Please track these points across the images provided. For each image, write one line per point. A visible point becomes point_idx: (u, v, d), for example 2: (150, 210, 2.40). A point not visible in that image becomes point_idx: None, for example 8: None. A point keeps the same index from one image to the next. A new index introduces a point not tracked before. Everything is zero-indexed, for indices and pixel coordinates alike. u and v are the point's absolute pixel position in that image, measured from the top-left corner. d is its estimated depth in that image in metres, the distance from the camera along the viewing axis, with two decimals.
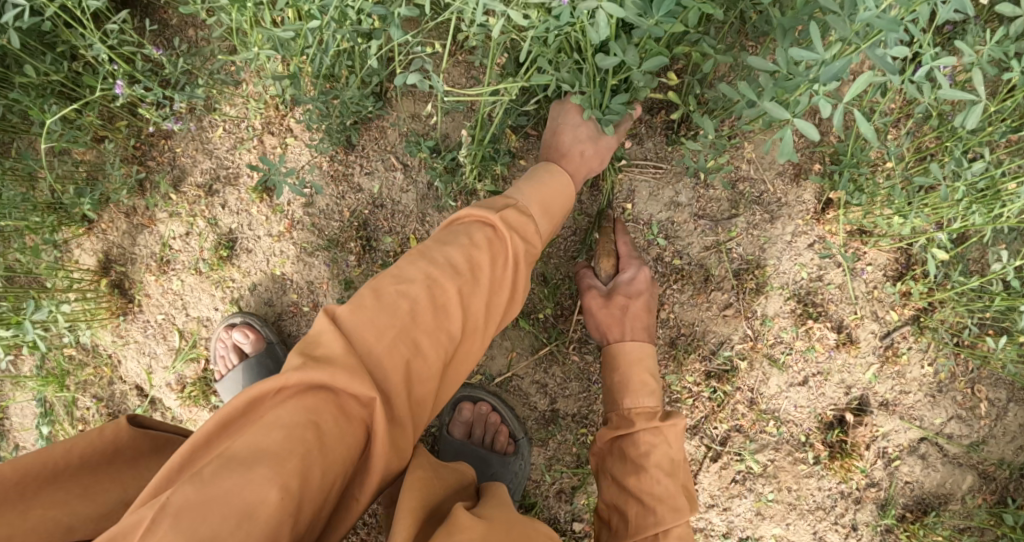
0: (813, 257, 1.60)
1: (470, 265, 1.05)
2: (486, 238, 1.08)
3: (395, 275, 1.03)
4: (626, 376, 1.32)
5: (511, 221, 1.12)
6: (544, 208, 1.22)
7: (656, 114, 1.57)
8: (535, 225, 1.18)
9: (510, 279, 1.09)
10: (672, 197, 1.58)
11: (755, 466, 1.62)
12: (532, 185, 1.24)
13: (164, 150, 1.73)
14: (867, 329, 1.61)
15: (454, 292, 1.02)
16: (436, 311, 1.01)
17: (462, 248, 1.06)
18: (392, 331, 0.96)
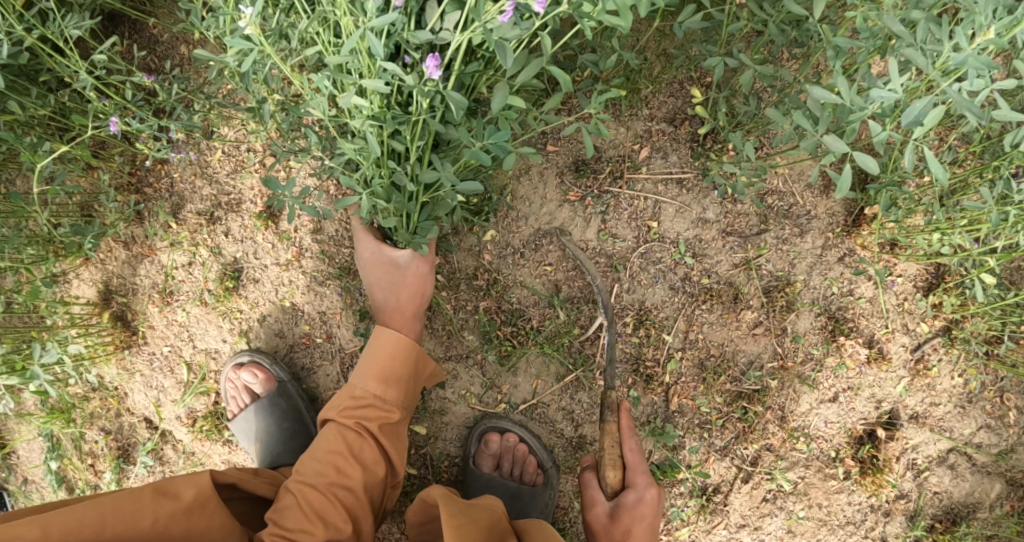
0: (844, 271, 1.55)
1: (332, 464, 1.24)
2: (340, 436, 1.27)
3: (283, 498, 1.24)
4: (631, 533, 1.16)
5: (349, 410, 1.29)
6: (384, 377, 1.31)
7: (680, 125, 1.52)
8: (381, 402, 1.30)
9: (373, 454, 1.27)
10: (699, 214, 1.51)
11: (786, 484, 1.59)
12: (368, 359, 1.33)
13: (162, 176, 1.67)
14: (898, 342, 1.58)
15: (324, 488, 1.22)
16: (319, 510, 1.20)
17: (316, 457, 1.25)
18: (299, 533, 1.17)
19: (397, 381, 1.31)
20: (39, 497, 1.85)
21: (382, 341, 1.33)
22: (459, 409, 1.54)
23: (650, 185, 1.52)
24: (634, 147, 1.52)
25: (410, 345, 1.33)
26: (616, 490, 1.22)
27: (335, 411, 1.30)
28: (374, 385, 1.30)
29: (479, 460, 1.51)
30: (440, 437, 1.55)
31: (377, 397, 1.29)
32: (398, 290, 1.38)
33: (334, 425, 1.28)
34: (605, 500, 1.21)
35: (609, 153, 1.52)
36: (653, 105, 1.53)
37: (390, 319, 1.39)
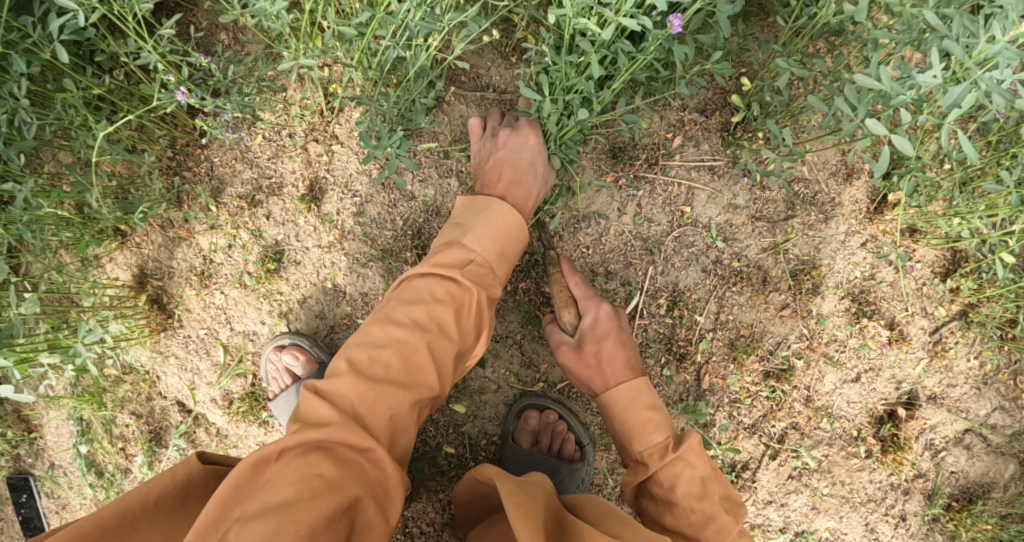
0: (866, 256, 1.62)
1: (433, 319, 1.19)
2: (447, 293, 1.23)
3: (366, 337, 1.18)
4: (601, 356, 1.35)
5: (468, 271, 1.26)
6: (500, 252, 1.32)
7: (710, 115, 1.60)
8: (490, 274, 1.31)
9: (475, 323, 1.24)
10: (730, 199, 1.58)
11: (811, 462, 1.65)
12: (482, 226, 1.33)
13: (202, 160, 1.70)
14: (917, 325, 1.65)
15: (423, 346, 1.16)
16: (410, 366, 1.16)
17: (424, 306, 1.20)
18: (386, 384, 1.12)
19: (504, 256, 1.34)
20: (67, 481, 1.85)
21: (498, 213, 1.36)
22: (499, 387, 1.58)
23: (684, 172, 1.58)
24: (668, 135, 1.59)
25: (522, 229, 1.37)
26: (584, 327, 1.40)
27: (446, 263, 1.26)
28: (483, 248, 1.30)
29: (518, 436, 1.55)
30: (480, 414, 1.59)
31: (495, 267, 1.29)
32: (515, 175, 1.43)
33: (438, 276, 1.24)
34: (568, 340, 1.41)
35: (644, 140, 1.58)
36: (685, 96, 1.60)
37: (507, 185, 1.43)
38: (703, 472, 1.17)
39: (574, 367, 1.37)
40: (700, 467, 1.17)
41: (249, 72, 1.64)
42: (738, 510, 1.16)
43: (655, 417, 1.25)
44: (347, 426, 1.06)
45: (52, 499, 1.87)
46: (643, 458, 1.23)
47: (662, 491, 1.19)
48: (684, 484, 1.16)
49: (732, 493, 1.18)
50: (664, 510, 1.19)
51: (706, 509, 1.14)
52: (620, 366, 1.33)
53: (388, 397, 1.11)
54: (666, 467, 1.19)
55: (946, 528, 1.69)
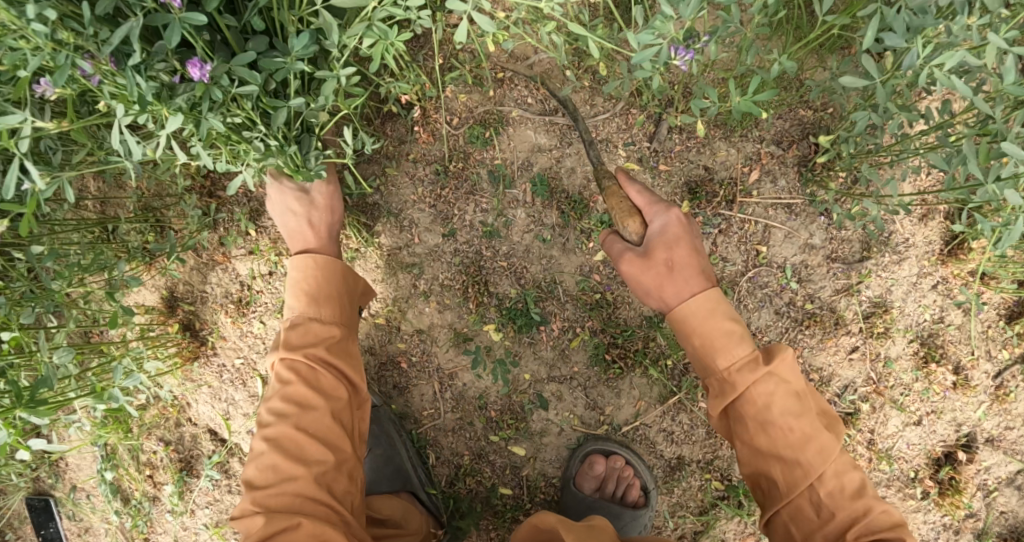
0: (936, 299, 1.58)
1: (292, 399, 1.20)
2: (291, 372, 1.21)
3: (249, 462, 1.19)
4: (674, 266, 1.20)
5: (296, 339, 1.24)
6: (311, 298, 1.28)
7: (788, 148, 1.51)
8: (323, 319, 1.27)
9: (334, 377, 1.23)
10: (806, 239, 1.52)
11: None
12: (293, 290, 1.30)
13: (238, 179, 1.59)
14: (981, 369, 1.63)
15: (294, 430, 1.18)
16: (297, 452, 1.17)
17: (278, 396, 1.20)
18: (278, 487, 1.14)
19: (335, 299, 1.30)
20: (90, 505, 1.75)
21: (300, 271, 1.31)
22: (561, 429, 1.52)
23: (761, 209, 1.51)
24: (745, 169, 1.50)
25: (334, 263, 1.32)
26: (652, 233, 1.23)
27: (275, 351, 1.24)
28: (308, 309, 1.27)
29: (583, 481, 1.49)
30: (542, 458, 1.53)
31: (311, 318, 1.26)
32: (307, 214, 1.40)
33: (277, 361, 1.22)
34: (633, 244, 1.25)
35: (720, 174, 1.50)
36: (763, 127, 1.50)
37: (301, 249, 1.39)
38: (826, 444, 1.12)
39: (642, 273, 1.22)
40: (792, 381, 1.15)
41: None
42: (835, 427, 1.16)
43: (732, 329, 1.17)
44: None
45: (74, 522, 1.77)
46: (726, 376, 1.16)
47: (753, 410, 1.14)
48: (779, 402, 1.12)
49: (828, 407, 1.18)
50: (756, 431, 1.13)
51: (801, 425, 1.12)
52: (700, 272, 1.21)
53: (291, 487, 1.14)
54: (758, 385, 1.13)
55: None
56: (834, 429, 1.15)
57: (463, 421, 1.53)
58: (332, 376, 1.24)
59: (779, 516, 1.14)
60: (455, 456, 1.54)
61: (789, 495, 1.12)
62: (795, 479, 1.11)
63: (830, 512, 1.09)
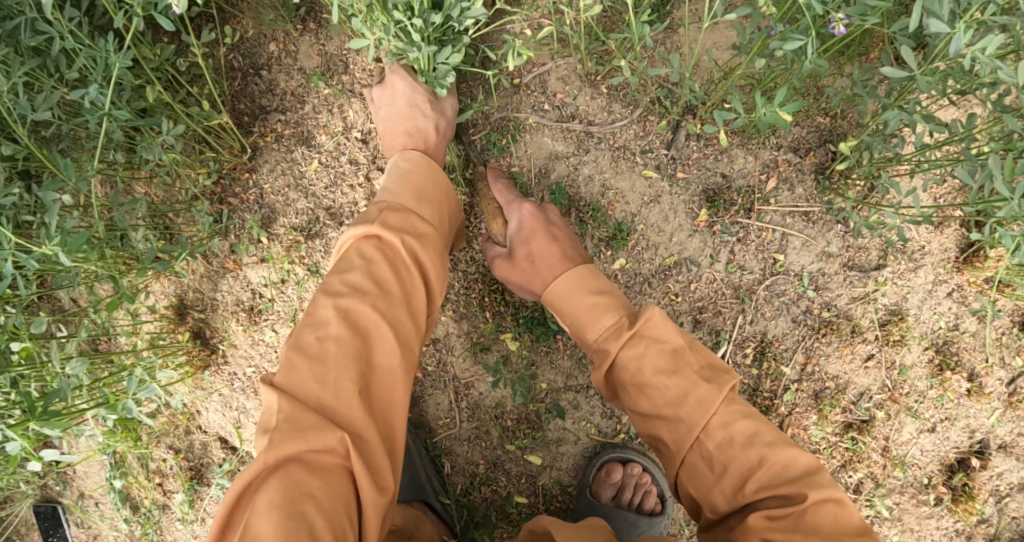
0: (951, 306, 1.58)
1: (378, 277, 1.07)
2: (378, 250, 1.10)
3: (301, 326, 1.03)
4: (532, 252, 1.30)
5: (395, 220, 1.13)
6: (417, 194, 1.21)
7: (806, 156, 1.50)
8: (419, 215, 1.19)
9: (422, 277, 1.12)
10: (823, 247, 1.51)
11: (882, 510, 1.64)
12: (400, 178, 1.24)
13: (249, 185, 1.57)
14: (995, 376, 1.63)
15: (374, 313, 1.04)
16: (368, 336, 1.03)
17: (361, 269, 1.07)
18: (341, 367, 0.98)
19: (434, 202, 1.23)
20: (98, 513, 1.73)
21: (405, 163, 1.29)
22: (578, 438, 1.51)
23: (778, 217, 1.50)
24: (762, 177, 1.50)
25: (439, 173, 1.28)
26: (511, 233, 1.35)
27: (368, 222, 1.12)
28: (410, 198, 1.20)
29: (599, 490, 1.47)
30: (557, 466, 1.52)
31: (412, 207, 1.19)
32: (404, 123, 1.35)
33: (373, 234, 1.11)
34: (501, 248, 1.38)
35: (738, 182, 1.49)
36: (781, 134, 1.50)
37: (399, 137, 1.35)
38: (705, 394, 1.03)
39: (513, 275, 1.33)
40: (685, 350, 1.08)
41: (312, 106, 1.56)
42: (723, 378, 1.05)
43: (596, 301, 1.19)
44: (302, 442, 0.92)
45: (82, 530, 1.75)
46: (601, 346, 1.14)
47: (630, 376, 1.10)
48: (649, 365, 1.07)
49: (715, 359, 1.08)
50: (637, 394, 1.08)
51: (678, 387, 1.04)
52: (550, 266, 1.27)
53: (347, 381, 0.98)
54: (627, 349, 1.10)
55: None
56: (745, 417, 1.02)
57: (479, 430, 1.52)
58: (421, 275, 1.12)
59: (720, 530, 1.01)
60: (470, 465, 1.53)
61: (680, 453, 1.04)
62: (681, 438, 1.03)
63: (722, 466, 1.00)
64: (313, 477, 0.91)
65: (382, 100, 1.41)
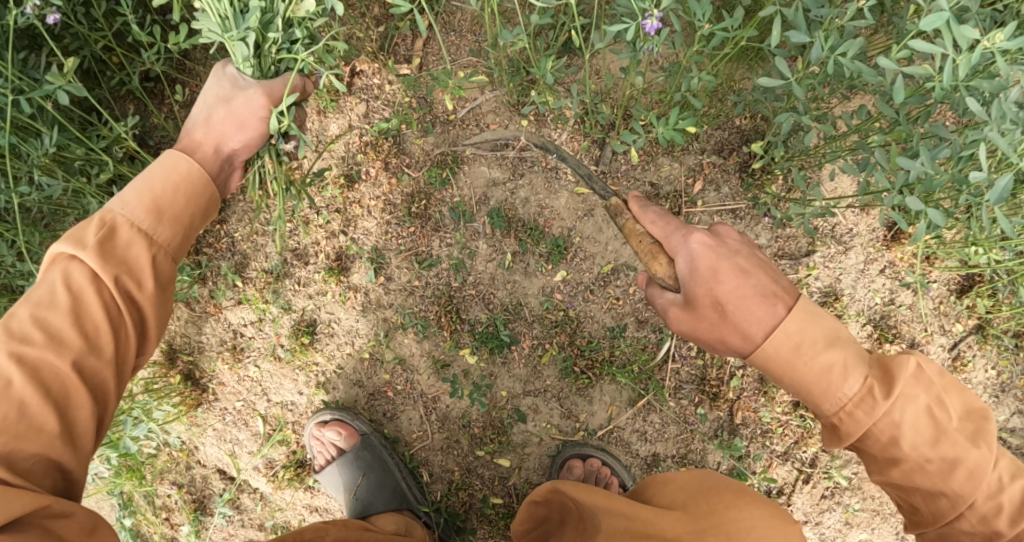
0: (885, 283, 1.67)
1: (77, 312, 1.00)
2: (83, 285, 1.01)
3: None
4: (720, 269, 1.07)
5: (113, 247, 1.05)
6: (157, 214, 1.10)
7: (729, 156, 1.61)
8: (150, 239, 1.09)
9: (134, 314, 1.05)
10: (753, 241, 1.61)
11: (843, 481, 1.72)
12: (131, 192, 1.11)
13: (222, 235, 1.70)
14: (936, 343, 1.73)
15: (68, 363, 0.98)
16: (57, 385, 0.97)
17: (62, 311, 0.99)
18: (17, 423, 0.93)
19: (173, 222, 1.13)
20: None
21: (160, 177, 1.14)
22: (541, 439, 1.63)
23: (706, 218, 1.61)
24: (688, 181, 1.61)
25: (197, 187, 1.17)
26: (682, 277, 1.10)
27: (80, 248, 1.03)
28: (140, 218, 1.09)
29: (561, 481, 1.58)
30: (524, 465, 1.64)
31: (144, 230, 1.08)
32: (222, 113, 1.29)
33: (79, 265, 1.02)
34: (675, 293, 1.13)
35: (665, 189, 1.61)
36: (702, 139, 1.60)
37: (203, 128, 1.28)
38: (968, 458, 0.98)
39: (699, 331, 1.10)
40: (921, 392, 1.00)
41: None
42: (985, 423, 1.00)
43: (832, 361, 1.02)
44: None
45: None
46: (839, 418, 1.02)
47: (878, 447, 1.02)
48: (906, 429, 0.99)
49: (977, 404, 1.01)
50: (887, 464, 1.03)
51: (925, 451, 0.99)
52: (762, 290, 1.05)
53: (27, 445, 0.93)
54: (879, 422, 1.00)
55: None
56: (1013, 478, 1.00)
57: (450, 440, 1.65)
58: (137, 313, 1.06)
59: None
60: (446, 473, 1.66)
61: (936, 523, 1.02)
62: (940, 511, 1.01)
63: (957, 530, 1.01)
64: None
65: (223, 82, 1.31)
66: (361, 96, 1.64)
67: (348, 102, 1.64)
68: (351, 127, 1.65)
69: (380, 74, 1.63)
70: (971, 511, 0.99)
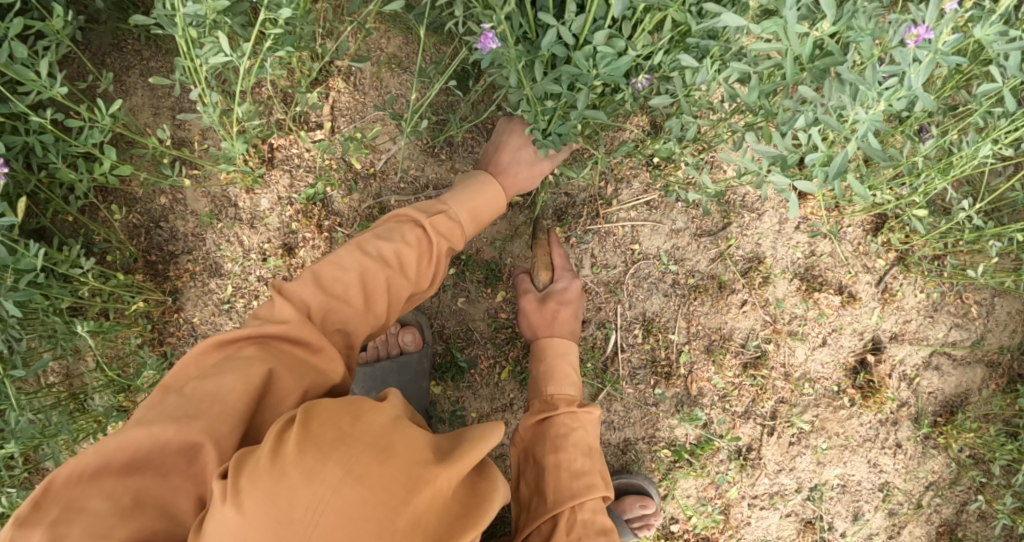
0: (804, 237, 1.77)
1: (400, 258, 1.28)
2: (414, 238, 1.31)
3: (339, 256, 1.27)
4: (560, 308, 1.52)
5: (437, 223, 1.34)
6: (471, 215, 1.40)
7: (634, 153, 1.72)
8: (458, 228, 1.38)
9: (431, 271, 1.32)
10: (671, 226, 1.72)
11: (805, 425, 1.81)
12: (463, 190, 1.42)
13: (181, 322, 1.81)
14: (863, 281, 1.81)
15: (383, 280, 1.26)
16: (369, 291, 1.25)
17: (393, 245, 1.28)
18: (338, 302, 1.22)
19: (477, 224, 1.42)
20: None
21: (477, 180, 1.45)
22: (517, 448, 1.74)
23: (624, 214, 1.72)
24: (602, 184, 1.71)
25: (500, 202, 1.45)
26: (555, 288, 1.56)
27: (421, 214, 1.34)
28: (463, 215, 1.39)
29: (622, 512, 1.69)
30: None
31: (461, 223, 1.38)
32: (513, 149, 1.55)
33: (416, 230, 1.32)
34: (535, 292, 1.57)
35: (581, 196, 1.71)
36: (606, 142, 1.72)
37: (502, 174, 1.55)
38: (591, 440, 1.37)
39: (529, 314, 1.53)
40: (592, 438, 1.37)
41: (211, 243, 1.80)
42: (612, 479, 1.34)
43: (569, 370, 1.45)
44: (404, 501, 0.88)
45: None
46: (551, 399, 1.40)
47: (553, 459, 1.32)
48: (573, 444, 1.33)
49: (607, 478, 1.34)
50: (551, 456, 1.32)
51: (589, 465, 1.32)
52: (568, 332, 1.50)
53: (333, 319, 1.22)
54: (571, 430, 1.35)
55: (938, 443, 1.87)
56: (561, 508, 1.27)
57: None
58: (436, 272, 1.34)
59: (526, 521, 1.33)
60: None
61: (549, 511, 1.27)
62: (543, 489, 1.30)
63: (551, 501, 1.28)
64: (333, 426, 0.91)
65: (523, 153, 1.54)
66: (286, 168, 1.77)
67: (273, 176, 1.77)
68: (281, 198, 1.77)
69: (296, 144, 1.76)
70: (580, 506, 1.27)
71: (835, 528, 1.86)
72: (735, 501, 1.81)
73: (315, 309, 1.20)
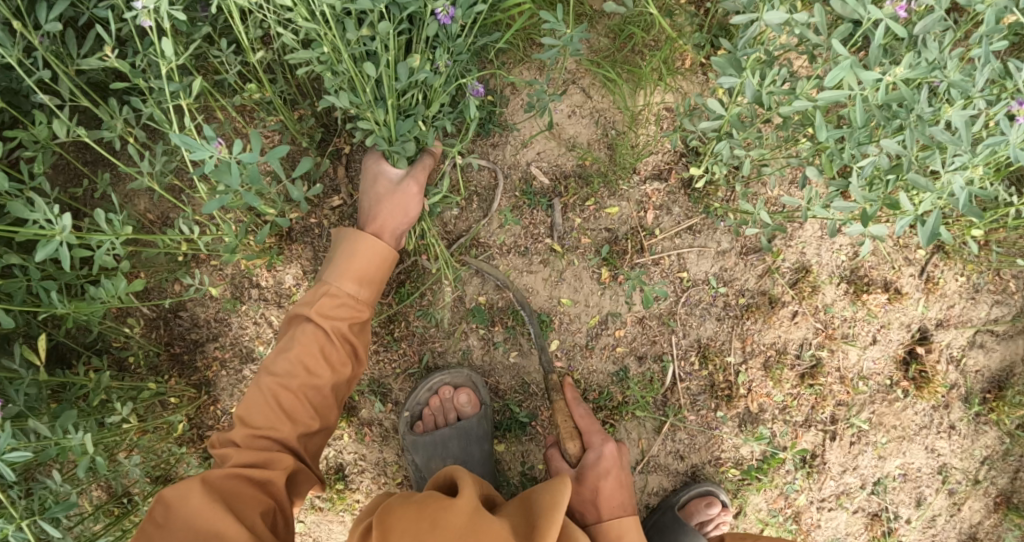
0: (846, 240, 1.74)
1: (302, 365, 1.28)
2: (291, 346, 1.30)
3: (250, 393, 1.29)
4: (601, 486, 1.35)
5: (325, 310, 1.31)
6: (358, 278, 1.35)
7: (669, 177, 1.67)
8: (350, 304, 1.34)
9: (340, 354, 1.31)
10: (716, 248, 1.69)
11: (864, 424, 1.81)
12: (342, 261, 1.35)
13: (219, 414, 1.70)
14: (906, 275, 1.79)
15: (289, 394, 1.28)
16: (285, 408, 1.27)
17: (287, 358, 1.28)
18: (262, 431, 1.26)
19: (373, 283, 1.37)
20: None
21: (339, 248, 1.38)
22: None
23: (668, 243, 1.69)
24: (641, 214, 1.67)
25: (389, 250, 1.39)
26: (588, 459, 1.40)
27: (305, 308, 1.32)
28: (351, 285, 1.34)
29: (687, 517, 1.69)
30: None
31: (350, 296, 1.34)
32: (373, 190, 1.44)
33: (310, 327, 1.30)
34: (569, 417, 1.41)
35: (623, 229, 1.67)
36: (639, 170, 1.66)
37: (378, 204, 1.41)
38: None
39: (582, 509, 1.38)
40: None
41: (239, 329, 1.69)
42: None
43: None
44: None
45: None
46: None
47: None
48: None
49: None
50: None
51: None
52: (628, 504, 1.35)
53: (278, 435, 1.27)
54: None
55: (990, 421, 1.84)
56: None
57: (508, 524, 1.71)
58: (346, 356, 1.33)
59: None
60: None
61: None
62: None
63: None
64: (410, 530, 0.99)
65: (381, 185, 1.42)
66: (309, 240, 1.66)
67: (294, 251, 1.66)
68: (307, 273, 1.67)
69: (315, 214, 1.66)
70: None
71: (901, 517, 1.86)
72: (805, 507, 1.81)
73: (242, 442, 1.25)
